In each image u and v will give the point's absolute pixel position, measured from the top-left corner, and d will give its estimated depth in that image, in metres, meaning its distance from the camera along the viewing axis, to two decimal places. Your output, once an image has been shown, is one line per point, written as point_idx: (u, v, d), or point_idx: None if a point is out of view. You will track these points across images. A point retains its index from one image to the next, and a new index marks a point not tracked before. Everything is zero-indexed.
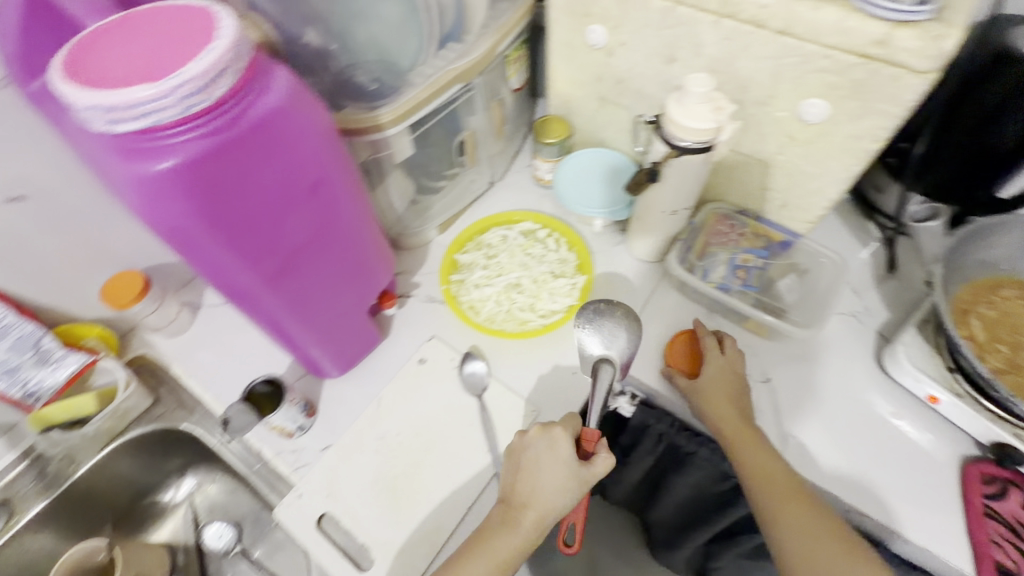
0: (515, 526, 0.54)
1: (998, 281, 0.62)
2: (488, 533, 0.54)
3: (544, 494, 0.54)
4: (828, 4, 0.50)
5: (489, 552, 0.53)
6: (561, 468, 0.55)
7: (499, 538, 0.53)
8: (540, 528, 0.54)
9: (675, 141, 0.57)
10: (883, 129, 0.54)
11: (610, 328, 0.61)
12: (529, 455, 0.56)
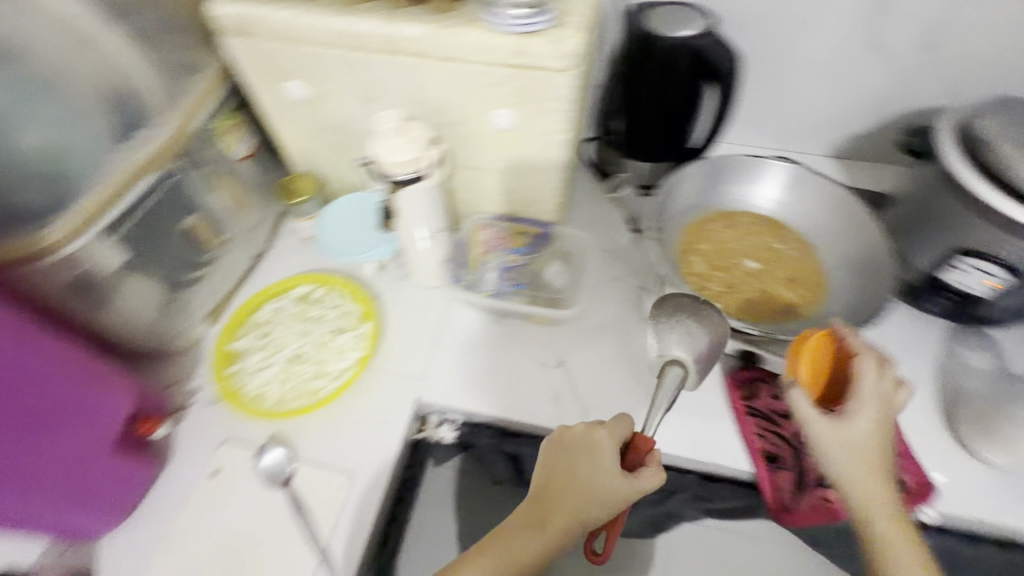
0: (542, 528, 0.50)
1: (704, 218, 0.73)
2: (496, 540, 0.50)
3: (585, 496, 0.51)
4: (470, 27, 0.54)
5: (499, 553, 0.49)
6: (610, 466, 0.52)
7: (516, 539, 0.50)
8: (564, 538, 0.50)
9: (391, 175, 0.59)
10: (562, 123, 0.61)
11: (676, 330, 0.59)
12: (604, 448, 0.53)
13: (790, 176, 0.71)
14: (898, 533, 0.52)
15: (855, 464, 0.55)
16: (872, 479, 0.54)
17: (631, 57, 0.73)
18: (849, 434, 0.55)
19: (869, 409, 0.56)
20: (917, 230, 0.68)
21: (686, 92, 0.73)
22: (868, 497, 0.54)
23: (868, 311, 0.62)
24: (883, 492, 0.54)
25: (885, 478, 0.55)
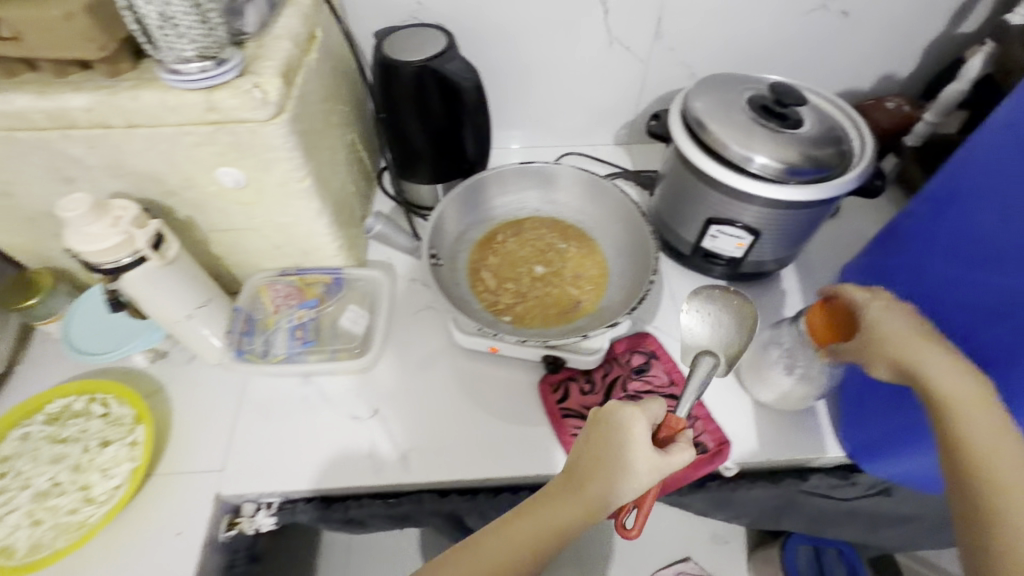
0: (570, 497, 0.47)
1: (490, 232, 0.73)
2: (507, 529, 0.47)
3: (604, 484, 0.47)
4: (144, 89, 0.48)
5: (502, 541, 0.46)
6: (640, 448, 0.48)
7: (528, 523, 0.46)
8: (591, 518, 0.47)
9: (98, 265, 0.51)
10: (297, 170, 0.57)
11: (712, 313, 0.64)
12: (637, 427, 0.49)
13: (559, 176, 0.73)
14: (985, 424, 0.41)
15: (928, 345, 0.45)
16: (941, 364, 0.43)
17: (381, 86, 0.71)
18: (892, 318, 0.48)
19: (887, 302, 0.49)
20: (677, 206, 0.73)
21: (444, 111, 0.73)
22: (948, 392, 0.42)
23: (629, 300, 0.63)
24: (961, 378, 0.43)
25: (939, 344, 0.45)
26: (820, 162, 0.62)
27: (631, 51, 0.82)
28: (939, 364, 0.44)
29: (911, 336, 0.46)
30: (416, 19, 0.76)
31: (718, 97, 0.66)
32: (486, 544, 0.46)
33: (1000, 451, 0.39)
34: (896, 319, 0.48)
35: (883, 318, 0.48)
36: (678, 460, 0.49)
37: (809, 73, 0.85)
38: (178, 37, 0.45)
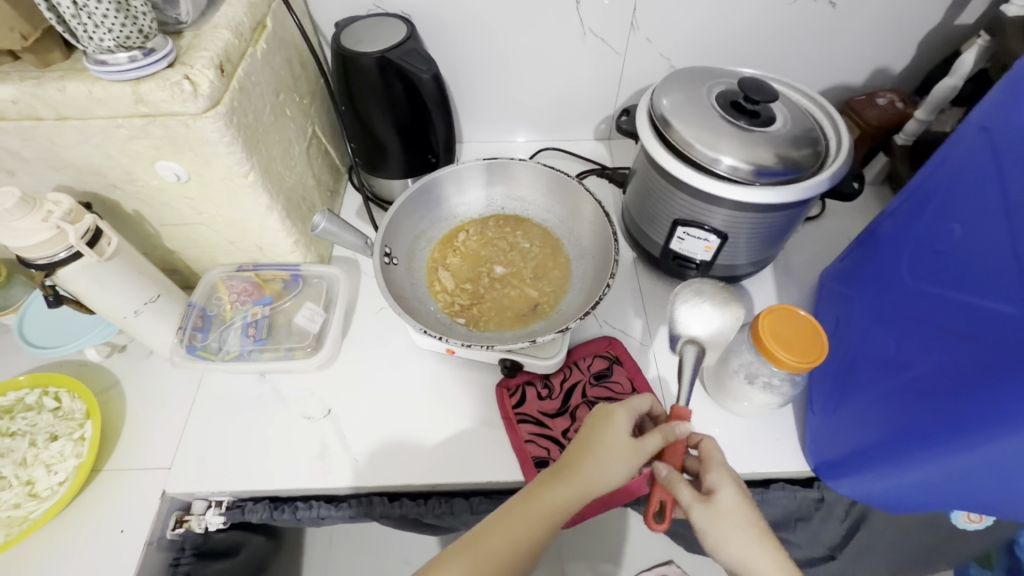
0: (563, 482, 0.47)
1: (452, 230, 0.71)
2: (516, 510, 0.45)
3: (595, 470, 0.47)
4: (71, 80, 0.47)
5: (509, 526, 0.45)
6: (627, 438, 0.48)
7: (523, 508, 0.45)
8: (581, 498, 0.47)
9: (32, 260, 0.50)
10: (238, 164, 0.55)
11: (707, 305, 0.64)
12: (625, 420, 0.49)
13: (525, 173, 0.70)
14: (744, 548, 0.46)
15: (746, 536, 0.46)
16: (761, 552, 0.46)
17: (342, 78, 0.69)
18: (725, 521, 0.46)
19: (738, 503, 0.47)
20: (648, 206, 0.71)
21: (407, 104, 0.71)
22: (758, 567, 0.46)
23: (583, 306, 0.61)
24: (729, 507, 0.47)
25: (746, 518, 0.47)
26: (792, 163, 0.59)
27: (606, 44, 0.78)
28: (753, 537, 0.46)
29: (749, 543, 0.46)
30: (381, 9, 0.74)
31: (689, 92, 0.63)
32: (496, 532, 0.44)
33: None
34: (724, 530, 0.46)
35: (706, 528, 0.46)
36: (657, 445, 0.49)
37: (795, 67, 0.82)
38: (95, 28, 0.44)
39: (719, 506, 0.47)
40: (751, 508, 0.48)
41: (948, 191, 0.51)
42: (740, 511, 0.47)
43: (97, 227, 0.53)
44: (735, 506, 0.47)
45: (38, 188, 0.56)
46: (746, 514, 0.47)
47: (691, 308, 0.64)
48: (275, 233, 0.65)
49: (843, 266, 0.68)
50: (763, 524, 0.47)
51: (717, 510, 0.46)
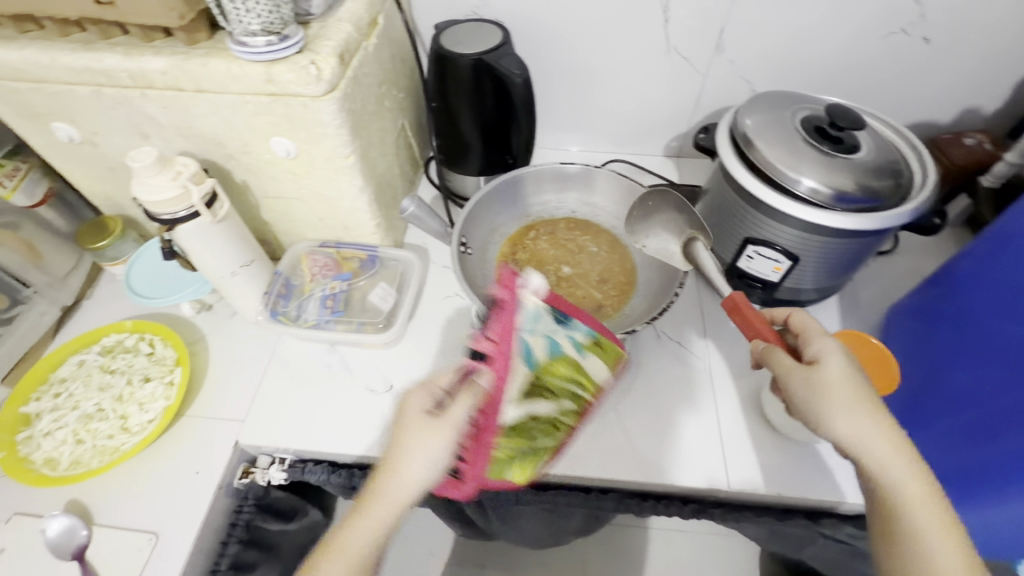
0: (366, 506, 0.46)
1: (525, 228, 0.73)
2: (360, 508, 0.46)
3: (406, 464, 0.46)
4: (214, 58, 0.53)
5: (341, 563, 0.45)
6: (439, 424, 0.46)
7: (353, 535, 0.46)
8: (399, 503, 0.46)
9: (157, 215, 0.56)
10: (342, 146, 0.59)
11: (662, 219, 0.65)
12: (434, 424, 0.46)
13: (600, 181, 0.73)
14: (854, 412, 0.45)
15: (859, 406, 0.45)
16: (872, 423, 0.45)
17: (437, 76, 0.74)
18: (829, 389, 0.46)
19: (846, 373, 0.47)
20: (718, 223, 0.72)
21: (494, 106, 0.75)
22: (870, 442, 0.45)
23: (649, 312, 0.62)
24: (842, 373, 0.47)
25: (857, 385, 0.47)
26: (872, 192, 0.59)
27: (690, 63, 0.80)
28: (866, 410, 0.45)
29: (859, 412, 0.45)
30: (478, 15, 0.78)
31: (772, 115, 0.65)
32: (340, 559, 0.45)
33: (927, 496, 0.44)
34: (829, 398, 0.46)
35: (803, 397, 0.47)
36: (461, 415, 0.46)
37: (880, 99, 0.81)
38: (246, 12, 0.48)
39: (829, 374, 0.47)
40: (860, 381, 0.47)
41: None
42: (848, 380, 0.46)
43: (214, 191, 0.59)
44: (843, 376, 0.47)
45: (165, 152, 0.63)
46: (857, 385, 0.46)
47: (648, 234, 0.65)
48: (362, 214, 0.70)
49: (911, 301, 0.66)
50: (873, 399, 0.46)
51: (825, 380, 0.46)
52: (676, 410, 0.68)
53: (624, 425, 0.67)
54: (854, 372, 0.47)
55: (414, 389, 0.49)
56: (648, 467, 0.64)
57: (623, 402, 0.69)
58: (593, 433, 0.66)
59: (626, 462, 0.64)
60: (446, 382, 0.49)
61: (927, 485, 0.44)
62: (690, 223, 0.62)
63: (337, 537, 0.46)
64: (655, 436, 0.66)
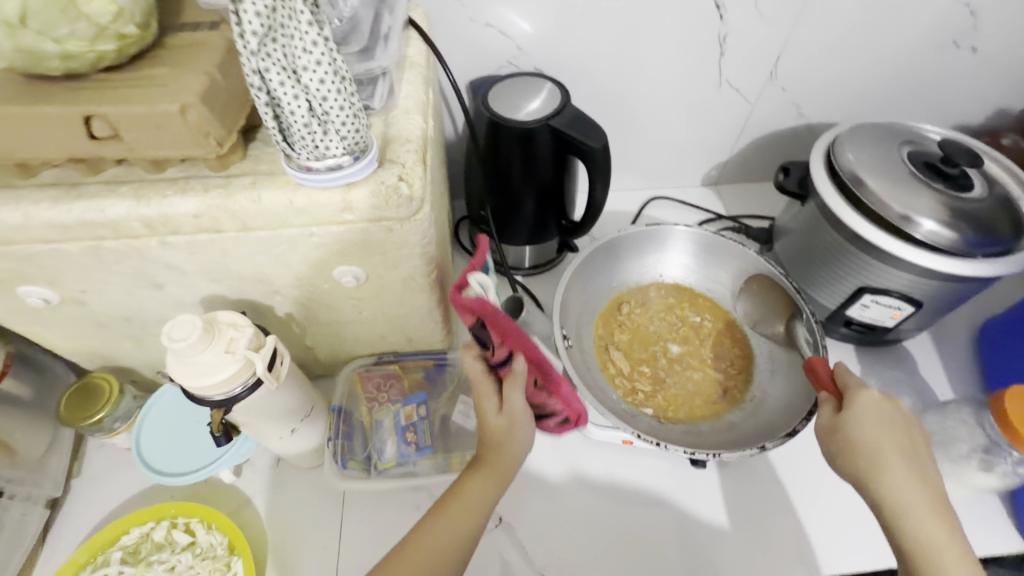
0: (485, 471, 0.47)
1: (615, 302, 0.65)
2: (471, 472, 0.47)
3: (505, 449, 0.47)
4: (265, 188, 0.40)
5: (462, 518, 0.45)
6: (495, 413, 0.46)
7: (473, 489, 0.46)
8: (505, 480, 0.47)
9: (207, 398, 0.42)
10: (425, 264, 0.48)
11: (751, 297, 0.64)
12: (508, 415, 0.46)
13: (688, 241, 0.66)
14: (873, 464, 0.43)
15: (875, 450, 0.43)
16: (889, 475, 0.42)
17: (487, 143, 0.63)
18: (845, 438, 0.45)
19: (873, 421, 0.44)
20: (812, 268, 0.67)
21: (554, 172, 0.64)
22: (887, 489, 0.42)
23: (798, 406, 0.54)
24: (868, 416, 0.44)
25: (887, 438, 0.43)
26: (1001, 233, 0.55)
27: (740, 93, 0.75)
28: (885, 454, 0.43)
29: (878, 458, 0.43)
30: (514, 66, 0.68)
31: (872, 152, 0.60)
32: (454, 524, 0.45)
33: (951, 557, 0.39)
34: (843, 444, 0.45)
35: (827, 441, 0.46)
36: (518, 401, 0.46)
37: (921, 110, 0.79)
38: (325, 134, 0.36)
39: (848, 414, 0.45)
40: (895, 431, 0.44)
41: None
42: (871, 426, 0.44)
43: (275, 349, 0.46)
44: (866, 422, 0.44)
45: (186, 299, 0.49)
46: (882, 431, 0.44)
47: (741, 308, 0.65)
48: (431, 327, 0.58)
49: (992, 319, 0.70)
50: (900, 451, 0.43)
51: (842, 419, 0.45)
52: (819, 483, 0.61)
53: (770, 513, 0.59)
54: (890, 421, 0.44)
55: (465, 353, 0.48)
56: (814, 560, 0.56)
57: (761, 484, 0.61)
58: (741, 531, 0.58)
59: (791, 558, 0.57)
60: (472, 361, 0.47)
61: (954, 544, 0.39)
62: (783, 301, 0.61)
63: (454, 498, 0.46)
64: (810, 521, 0.59)
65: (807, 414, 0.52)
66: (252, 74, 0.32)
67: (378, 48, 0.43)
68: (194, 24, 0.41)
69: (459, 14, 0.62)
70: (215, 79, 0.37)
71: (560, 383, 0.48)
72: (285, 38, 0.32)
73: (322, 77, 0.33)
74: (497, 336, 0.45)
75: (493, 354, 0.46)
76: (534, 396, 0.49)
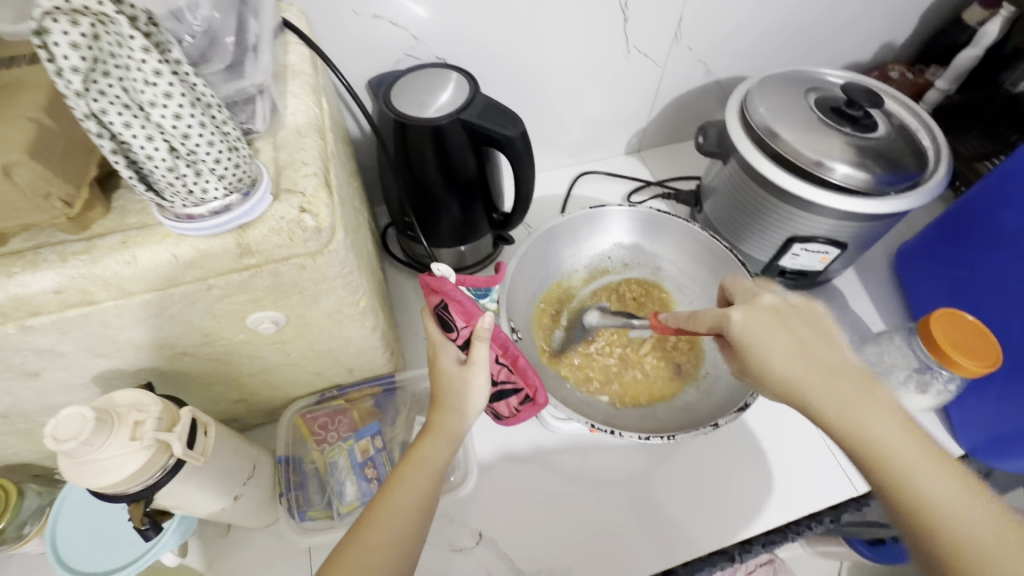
0: (436, 432, 0.45)
1: (564, 287, 0.66)
2: (424, 434, 0.46)
3: (450, 400, 0.46)
4: (139, 246, 0.34)
5: (422, 476, 0.44)
6: (454, 363, 0.47)
7: (422, 449, 0.45)
8: (456, 438, 0.46)
9: (121, 493, 0.37)
10: (350, 294, 0.43)
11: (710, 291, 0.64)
12: (457, 372, 0.46)
13: (630, 219, 0.66)
14: (792, 371, 0.40)
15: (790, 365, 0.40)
16: (811, 378, 0.40)
17: (398, 147, 0.58)
18: (753, 363, 0.42)
19: (769, 339, 0.42)
20: (739, 222, 0.67)
21: (475, 167, 0.61)
22: (822, 403, 0.39)
23: (745, 383, 0.54)
24: (765, 328, 0.42)
25: (792, 346, 0.41)
26: (910, 167, 0.57)
27: (649, 58, 0.74)
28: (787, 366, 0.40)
29: (795, 375, 0.40)
30: (413, 58, 0.63)
31: (782, 102, 0.61)
32: (415, 481, 0.43)
33: (904, 439, 0.36)
34: (758, 362, 0.42)
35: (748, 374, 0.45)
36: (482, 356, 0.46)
37: (817, 52, 0.82)
38: (197, 175, 0.30)
39: (743, 340, 0.42)
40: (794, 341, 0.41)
41: (1007, 173, 0.58)
42: (774, 344, 0.41)
43: (193, 419, 0.40)
44: (770, 347, 0.41)
45: (73, 381, 0.41)
46: (785, 346, 0.41)
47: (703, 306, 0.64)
48: (371, 355, 0.54)
49: (912, 243, 0.72)
50: (801, 344, 0.41)
51: (744, 346, 0.42)
52: (780, 429, 0.63)
53: (739, 469, 0.60)
54: (776, 332, 0.42)
55: (426, 319, 0.49)
56: (787, 505, 0.58)
57: (725, 444, 0.62)
58: (718, 492, 0.58)
59: (767, 508, 0.58)
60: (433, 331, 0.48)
61: (914, 438, 0.36)
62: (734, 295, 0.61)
63: (406, 462, 0.44)
64: (776, 469, 0.60)
65: (755, 385, 0.52)
66: (85, 120, 0.26)
67: (247, 63, 0.37)
68: (6, 60, 0.33)
69: (341, 7, 0.56)
70: (46, 126, 0.31)
71: (516, 361, 0.50)
72: (119, 69, 0.26)
73: (175, 110, 0.28)
74: (460, 319, 0.46)
75: (457, 335, 0.47)
76: (495, 373, 0.50)
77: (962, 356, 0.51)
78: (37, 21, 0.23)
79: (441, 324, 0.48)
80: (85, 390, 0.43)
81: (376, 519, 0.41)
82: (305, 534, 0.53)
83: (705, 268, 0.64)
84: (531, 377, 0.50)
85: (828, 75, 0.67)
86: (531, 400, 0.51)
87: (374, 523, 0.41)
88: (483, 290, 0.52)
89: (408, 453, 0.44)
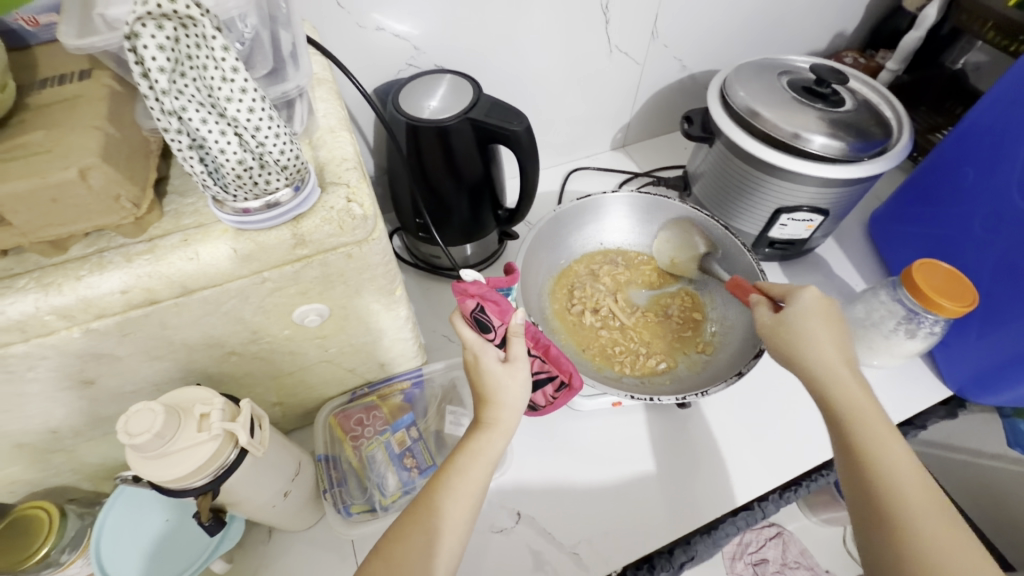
0: (486, 425, 0.48)
1: (567, 271, 0.70)
2: (476, 427, 0.49)
3: (497, 393, 0.48)
4: (199, 243, 0.35)
5: (477, 465, 0.47)
6: (497, 358, 0.48)
7: (476, 439, 0.48)
8: (507, 426, 0.49)
9: (189, 487, 0.37)
10: (387, 284, 0.46)
11: (703, 260, 0.69)
12: (497, 369, 0.48)
13: (623, 204, 0.70)
14: (825, 344, 0.47)
15: (835, 374, 0.46)
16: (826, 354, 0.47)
17: (409, 148, 0.60)
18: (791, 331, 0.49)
19: (816, 321, 0.48)
20: (729, 199, 0.72)
21: (481, 164, 0.64)
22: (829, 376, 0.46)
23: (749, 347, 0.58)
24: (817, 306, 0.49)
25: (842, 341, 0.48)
26: (878, 136, 0.63)
27: (629, 56, 0.79)
28: (840, 369, 0.46)
29: (828, 370, 0.46)
30: (413, 67, 0.67)
31: (758, 85, 0.66)
32: (471, 471, 0.46)
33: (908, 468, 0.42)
34: (826, 331, 0.48)
35: (807, 327, 0.48)
36: (523, 350, 0.49)
37: (780, 41, 0.88)
38: (261, 168, 0.33)
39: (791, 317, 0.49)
40: (833, 332, 0.48)
41: (960, 135, 0.65)
42: (819, 332, 0.48)
43: (250, 413, 0.42)
44: (813, 329, 0.48)
45: (124, 388, 0.42)
46: (825, 331, 0.48)
47: (697, 274, 0.69)
48: (401, 349, 0.55)
49: (886, 210, 0.78)
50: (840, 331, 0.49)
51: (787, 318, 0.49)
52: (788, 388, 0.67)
53: (756, 428, 0.64)
54: (827, 323, 0.48)
55: (453, 319, 0.49)
56: (802, 455, 0.62)
57: (742, 405, 0.66)
58: (738, 451, 0.62)
59: (783, 460, 0.61)
60: (465, 337, 0.49)
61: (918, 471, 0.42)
62: (723, 261, 0.66)
63: (462, 451, 0.47)
64: (788, 426, 0.64)
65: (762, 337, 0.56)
66: (166, 117, 0.29)
67: (288, 68, 0.40)
68: (58, 77, 0.35)
69: (346, 21, 0.59)
70: (110, 133, 0.32)
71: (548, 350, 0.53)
72: (195, 70, 0.28)
73: (248, 105, 0.30)
74: (496, 317, 0.49)
75: (494, 335, 0.49)
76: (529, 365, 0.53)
77: (951, 302, 0.56)
78: (130, 26, 0.26)
79: (477, 326, 0.49)
80: (133, 398, 0.44)
81: (434, 504, 0.45)
82: (352, 526, 0.55)
83: (697, 240, 0.69)
84: (565, 362, 0.53)
85: (795, 61, 0.74)
86: (567, 386, 0.54)
87: (435, 510, 0.45)
88: (504, 289, 0.54)
89: (463, 444, 0.47)
